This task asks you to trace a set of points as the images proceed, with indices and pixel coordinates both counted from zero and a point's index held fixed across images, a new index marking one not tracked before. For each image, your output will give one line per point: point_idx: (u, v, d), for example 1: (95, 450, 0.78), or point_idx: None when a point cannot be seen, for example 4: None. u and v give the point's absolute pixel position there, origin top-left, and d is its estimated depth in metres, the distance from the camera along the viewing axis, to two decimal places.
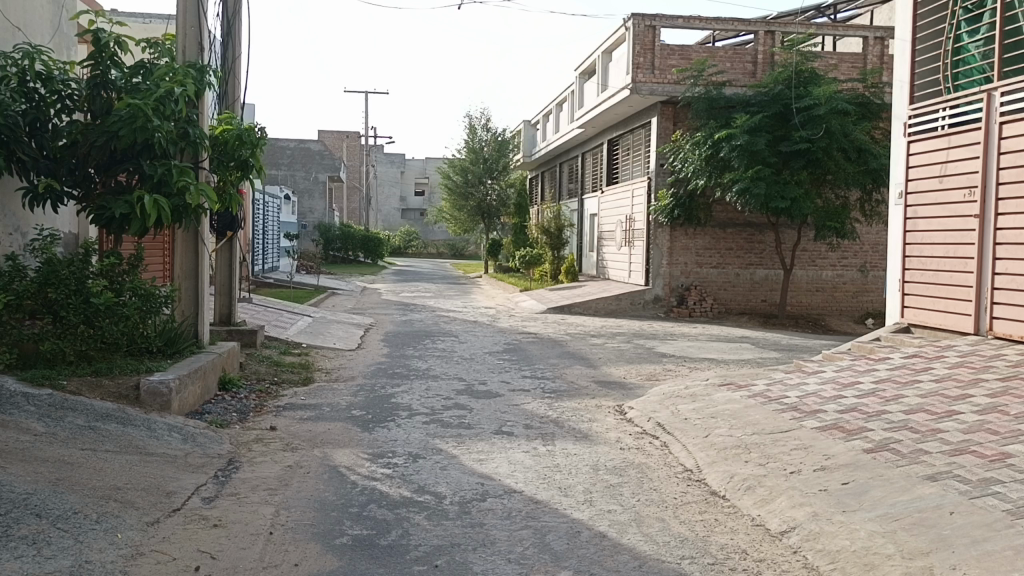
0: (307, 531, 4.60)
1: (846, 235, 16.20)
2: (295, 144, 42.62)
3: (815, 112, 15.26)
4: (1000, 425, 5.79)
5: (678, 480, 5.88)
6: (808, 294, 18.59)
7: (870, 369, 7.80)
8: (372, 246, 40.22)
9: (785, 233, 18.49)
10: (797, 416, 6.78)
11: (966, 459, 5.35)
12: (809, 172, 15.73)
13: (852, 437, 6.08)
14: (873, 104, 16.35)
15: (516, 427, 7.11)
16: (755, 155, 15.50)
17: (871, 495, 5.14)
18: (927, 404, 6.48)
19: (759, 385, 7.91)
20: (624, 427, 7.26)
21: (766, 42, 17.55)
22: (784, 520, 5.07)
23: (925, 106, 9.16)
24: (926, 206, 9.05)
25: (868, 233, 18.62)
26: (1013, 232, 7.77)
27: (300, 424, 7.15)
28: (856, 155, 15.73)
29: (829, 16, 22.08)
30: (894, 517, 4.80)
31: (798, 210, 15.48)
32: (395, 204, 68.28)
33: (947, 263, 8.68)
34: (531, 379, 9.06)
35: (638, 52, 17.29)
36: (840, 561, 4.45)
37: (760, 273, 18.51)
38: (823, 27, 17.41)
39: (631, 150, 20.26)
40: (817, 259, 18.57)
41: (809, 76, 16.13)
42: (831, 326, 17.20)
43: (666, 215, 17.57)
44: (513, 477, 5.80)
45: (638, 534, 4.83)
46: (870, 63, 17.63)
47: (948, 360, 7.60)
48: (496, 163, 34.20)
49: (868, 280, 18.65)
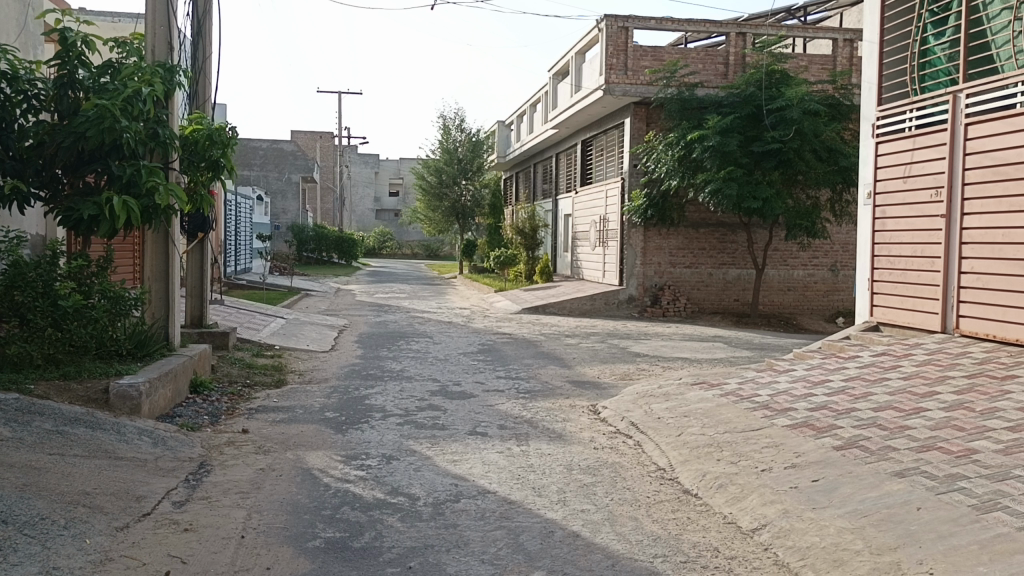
0: (279, 534, 4.57)
1: (816, 234, 16.38)
2: (268, 144, 42.27)
3: (786, 114, 15.43)
4: (966, 421, 5.88)
5: (650, 479, 5.91)
6: (779, 293, 18.77)
7: (840, 368, 7.88)
8: (346, 247, 40.04)
9: (757, 233, 18.64)
10: (768, 414, 6.84)
11: (933, 455, 5.43)
12: (780, 172, 15.87)
13: (823, 434, 6.14)
14: (843, 105, 16.55)
15: (491, 427, 7.11)
16: (728, 155, 15.64)
17: (840, 492, 5.20)
18: (895, 401, 6.57)
19: (731, 384, 7.97)
20: (598, 426, 7.28)
21: (738, 44, 17.62)
22: (755, 518, 5.13)
23: (892, 107, 9.29)
24: (893, 206, 9.18)
25: (839, 233, 18.82)
26: (978, 231, 7.91)
27: (273, 426, 7.10)
28: (827, 155, 15.93)
29: (799, 18, 22.31)
30: (863, 513, 4.88)
31: (769, 210, 15.61)
32: (370, 204, 68.05)
33: (914, 262, 8.81)
34: (505, 380, 9.05)
35: (611, 53, 17.35)
36: (810, 557, 4.52)
37: (732, 272, 18.64)
38: (794, 29, 17.59)
39: (605, 150, 20.31)
40: (788, 259, 18.76)
41: (780, 77, 16.17)
42: (803, 325, 17.39)
43: (639, 216, 17.64)
44: (487, 477, 5.80)
45: (611, 533, 4.85)
46: (840, 65, 17.86)
47: (916, 357, 7.71)
48: (471, 163, 34.18)
49: (838, 279, 18.87)
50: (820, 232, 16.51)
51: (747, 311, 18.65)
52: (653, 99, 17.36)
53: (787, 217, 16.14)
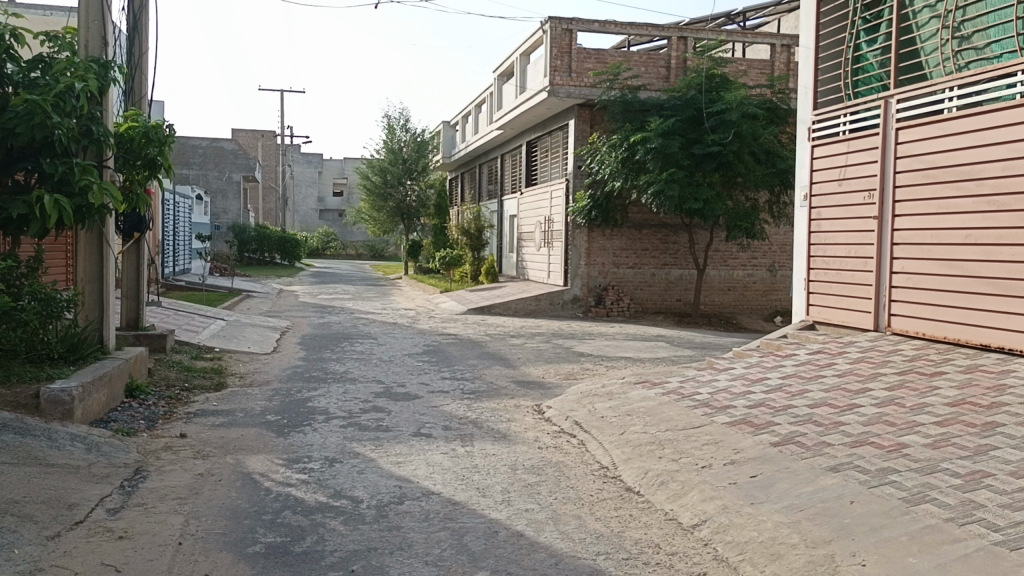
0: (218, 540, 4.48)
1: (755, 235, 16.70)
2: (207, 143, 41.41)
3: (726, 117, 15.73)
4: (896, 417, 6.07)
5: (594, 478, 5.97)
6: (720, 293, 19.12)
7: (778, 366, 8.07)
8: (289, 247, 39.46)
9: (698, 234, 18.96)
10: (708, 412, 6.96)
11: (866, 450, 5.60)
12: (720, 175, 16.13)
13: (760, 431, 6.28)
14: (781, 109, 16.90)
15: (436, 428, 7.08)
16: (668, 157, 15.82)
17: (777, 487, 5.33)
18: (830, 398, 6.75)
19: (673, 382, 8.09)
20: (542, 426, 7.32)
21: (678, 47, 17.89)
22: (695, 514, 5.22)
23: (826, 112, 9.55)
24: (828, 208, 9.44)
25: (777, 234, 19.25)
26: (908, 232, 8.18)
27: (212, 430, 6.96)
28: (765, 157, 16.25)
29: (738, 24, 22.79)
30: (799, 507, 5.00)
31: (710, 211, 15.90)
32: (313, 204, 67.20)
33: (847, 263, 9.08)
34: (450, 380, 9.03)
35: (555, 55, 17.46)
36: (748, 551, 4.62)
37: (675, 272, 18.93)
38: (733, 34, 17.95)
39: (550, 151, 20.44)
40: (728, 259, 19.13)
41: (720, 81, 16.54)
42: (742, 324, 17.74)
43: (583, 217, 17.78)
44: (431, 479, 5.78)
45: (555, 532, 4.88)
46: (778, 70, 18.30)
47: (849, 355, 7.94)
48: (415, 163, 34.05)
49: (776, 279, 19.32)
50: (760, 233, 16.78)
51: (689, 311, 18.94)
52: (596, 101, 17.54)
53: (727, 218, 16.46)
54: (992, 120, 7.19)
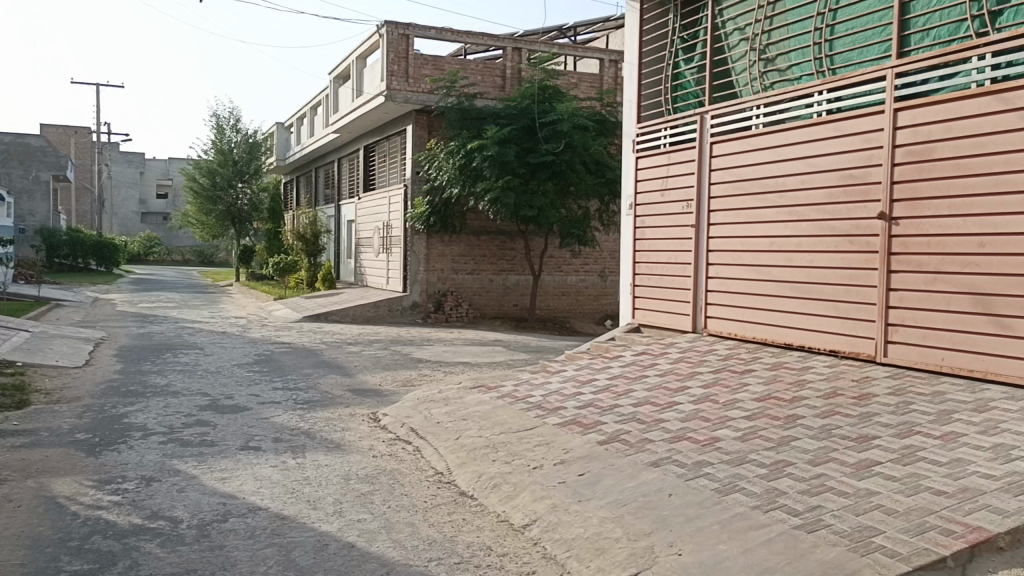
0: (13, 572, 4.09)
1: (587, 242, 17.35)
2: (12, 138, 37.88)
3: (558, 128, 16.22)
4: (711, 412, 6.48)
5: (428, 484, 5.95)
6: (555, 298, 19.68)
7: (606, 367, 8.40)
8: (108, 252, 36.79)
9: (534, 241, 19.42)
10: (541, 414, 7.13)
11: (684, 444, 5.93)
12: (554, 183, 16.54)
13: (589, 430, 6.51)
14: (609, 121, 17.55)
15: (264, 441, 6.82)
16: (505, 165, 16.20)
17: (603, 484, 5.54)
18: (652, 396, 7.11)
19: (508, 386, 8.23)
20: (377, 434, 7.23)
21: (514, 58, 18.29)
22: (526, 514, 5.33)
23: (649, 125, 10.08)
24: (652, 216, 9.96)
25: (607, 241, 20.05)
26: (723, 240, 8.77)
27: (10, 452, 6.35)
28: (595, 168, 17.02)
29: (569, 37, 23.62)
30: (623, 502, 5.22)
31: (544, 219, 16.39)
32: (136, 207, 63.05)
33: (669, 268, 9.61)
34: (282, 391, 8.73)
35: (392, 60, 17.33)
36: (575, 548, 4.77)
37: (511, 279, 19.29)
38: (565, 47, 18.54)
39: (388, 157, 20.30)
40: (563, 266, 19.74)
41: (552, 93, 16.98)
42: (576, 329, 18.33)
43: (421, 223, 17.74)
44: (258, 493, 5.56)
45: (386, 541, 4.82)
46: (607, 83, 19.13)
47: (671, 355, 8.39)
48: (247, 165, 32.77)
49: (607, 284, 20.17)
50: (592, 241, 17.51)
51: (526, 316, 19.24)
52: (434, 107, 17.60)
53: (561, 225, 16.99)
54: (793, 137, 7.85)
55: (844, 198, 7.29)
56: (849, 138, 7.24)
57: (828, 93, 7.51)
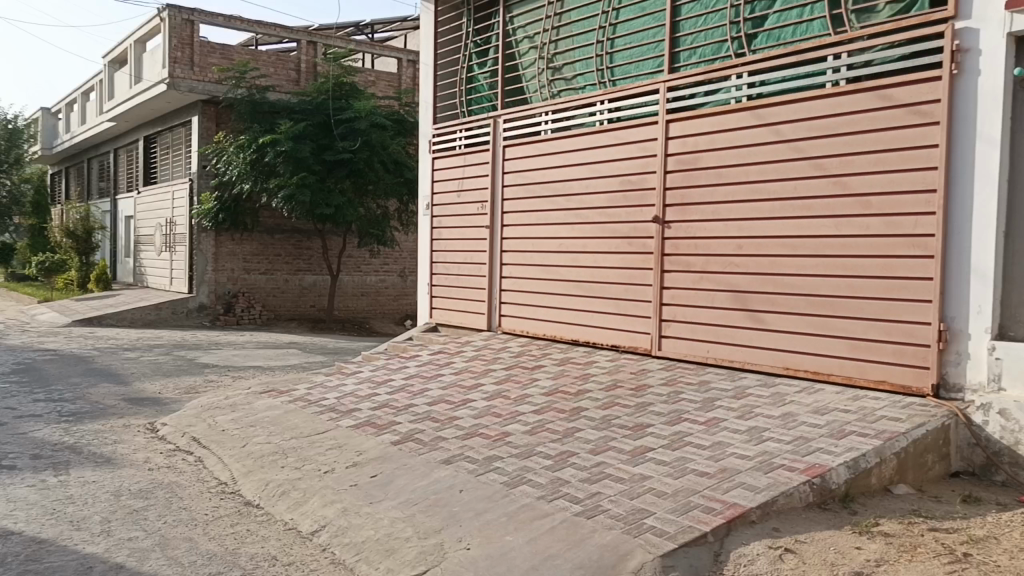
0: None
1: (385, 242, 17.37)
2: None
3: (355, 125, 16.04)
4: (502, 408, 6.65)
5: (210, 496, 5.64)
6: (353, 298, 19.43)
7: (402, 367, 8.39)
8: None
9: (331, 240, 19.01)
10: (333, 416, 6.99)
11: (475, 441, 6.04)
12: (351, 182, 16.37)
13: (382, 431, 6.46)
14: (407, 121, 17.53)
15: (19, 459, 6.15)
16: (300, 162, 15.81)
17: (395, 484, 5.51)
18: (446, 395, 7.18)
19: (300, 390, 7.99)
20: (155, 445, 6.75)
21: (308, 52, 17.97)
22: (315, 520, 5.19)
23: (445, 126, 10.20)
24: (448, 217, 10.10)
25: (407, 241, 20.09)
26: (514, 241, 9.06)
27: None
28: (393, 167, 16.89)
29: (367, 34, 23.41)
30: (414, 501, 5.23)
31: (342, 218, 16.07)
32: None
33: (464, 268, 9.78)
34: (43, 403, 7.92)
35: (175, 46, 16.34)
36: (364, 551, 4.72)
37: (308, 278, 18.82)
38: (362, 44, 18.36)
39: (172, 149, 19.08)
40: (361, 265, 19.52)
41: (349, 89, 16.72)
42: (375, 329, 18.20)
43: (209, 220, 16.82)
44: (11, 518, 5.00)
45: (161, 559, 4.51)
46: (404, 83, 19.22)
47: (466, 354, 8.53)
48: (6, 154, 29.44)
49: (407, 285, 20.16)
50: (389, 240, 17.53)
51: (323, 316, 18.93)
52: (222, 99, 16.76)
53: (359, 225, 16.77)
54: (578, 144, 8.27)
55: (622, 203, 7.80)
56: (629, 146, 7.74)
57: (610, 103, 7.96)
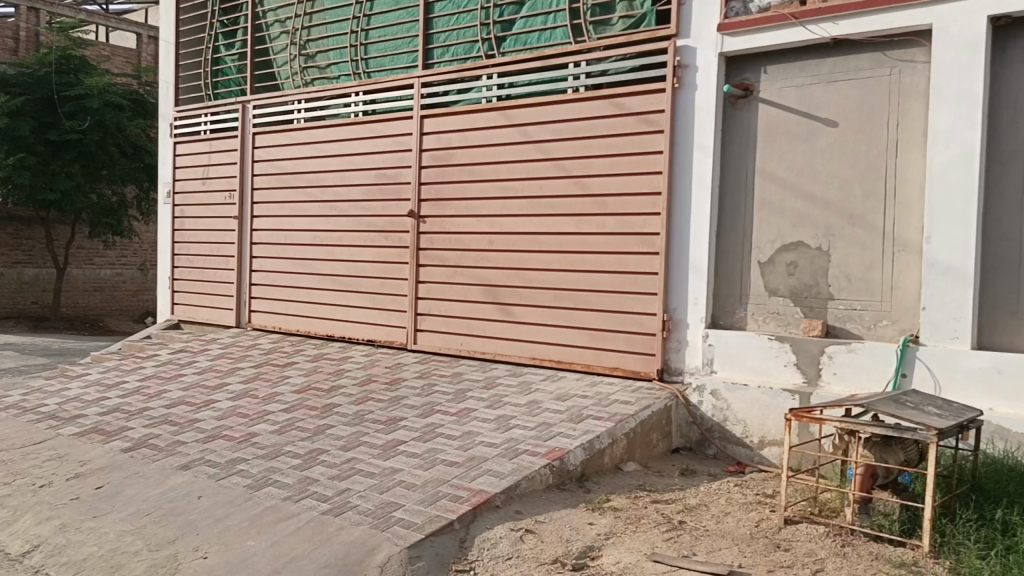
0: None
1: (122, 233, 16.08)
2: None
3: (85, 103, 14.59)
4: (249, 408, 6.35)
5: None
6: (85, 294, 17.67)
7: (139, 367, 7.74)
8: None
9: (57, 230, 17.11)
10: (53, 424, 6.28)
11: (218, 443, 5.72)
12: (81, 165, 14.87)
13: (111, 438, 5.91)
14: (148, 103, 16.29)
15: None
16: (17, 141, 13.99)
17: (125, 495, 5.07)
18: (187, 396, 6.73)
19: (12, 397, 7.08)
20: None
21: (28, 18, 16.09)
22: (26, 541, 4.64)
23: (189, 109, 9.55)
24: (192, 206, 9.48)
25: (148, 232, 18.84)
26: (266, 233, 8.70)
27: None
28: (131, 151, 15.73)
29: (100, 5, 21.35)
30: (146, 512, 4.84)
31: (68, 204, 14.57)
32: None
33: (211, 261, 9.24)
34: None
35: None
36: (85, 570, 4.29)
37: (29, 272, 16.79)
38: (95, 15, 16.76)
39: None
40: (94, 258, 17.80)
41: (78, 63, 15.21)
42: (110, 328, 16.89)
43: None
44: None
45: None
46: (144, 62, 17.84)
47: (212, 352, 8.06)
48: None
49: (147, 280, 18.79)
50: (127, 231, 16.28)
51: (47, 314, 17.01)
52: None
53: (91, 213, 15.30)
54: (332, 135, 8.12)
55: (377, 196, 7.76)
56: (383, 139, 7.72)
57: (364, 95, 7.90)
